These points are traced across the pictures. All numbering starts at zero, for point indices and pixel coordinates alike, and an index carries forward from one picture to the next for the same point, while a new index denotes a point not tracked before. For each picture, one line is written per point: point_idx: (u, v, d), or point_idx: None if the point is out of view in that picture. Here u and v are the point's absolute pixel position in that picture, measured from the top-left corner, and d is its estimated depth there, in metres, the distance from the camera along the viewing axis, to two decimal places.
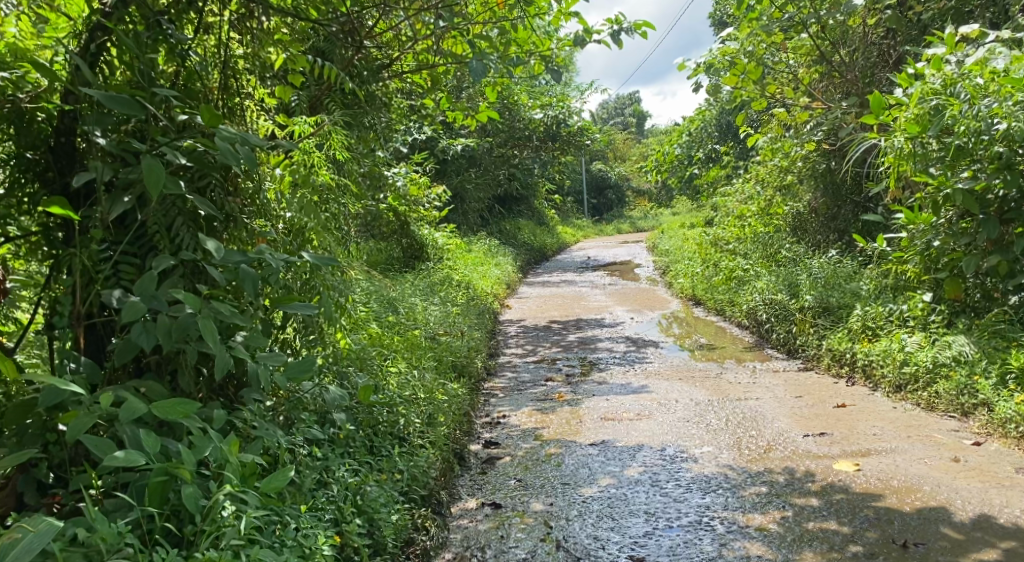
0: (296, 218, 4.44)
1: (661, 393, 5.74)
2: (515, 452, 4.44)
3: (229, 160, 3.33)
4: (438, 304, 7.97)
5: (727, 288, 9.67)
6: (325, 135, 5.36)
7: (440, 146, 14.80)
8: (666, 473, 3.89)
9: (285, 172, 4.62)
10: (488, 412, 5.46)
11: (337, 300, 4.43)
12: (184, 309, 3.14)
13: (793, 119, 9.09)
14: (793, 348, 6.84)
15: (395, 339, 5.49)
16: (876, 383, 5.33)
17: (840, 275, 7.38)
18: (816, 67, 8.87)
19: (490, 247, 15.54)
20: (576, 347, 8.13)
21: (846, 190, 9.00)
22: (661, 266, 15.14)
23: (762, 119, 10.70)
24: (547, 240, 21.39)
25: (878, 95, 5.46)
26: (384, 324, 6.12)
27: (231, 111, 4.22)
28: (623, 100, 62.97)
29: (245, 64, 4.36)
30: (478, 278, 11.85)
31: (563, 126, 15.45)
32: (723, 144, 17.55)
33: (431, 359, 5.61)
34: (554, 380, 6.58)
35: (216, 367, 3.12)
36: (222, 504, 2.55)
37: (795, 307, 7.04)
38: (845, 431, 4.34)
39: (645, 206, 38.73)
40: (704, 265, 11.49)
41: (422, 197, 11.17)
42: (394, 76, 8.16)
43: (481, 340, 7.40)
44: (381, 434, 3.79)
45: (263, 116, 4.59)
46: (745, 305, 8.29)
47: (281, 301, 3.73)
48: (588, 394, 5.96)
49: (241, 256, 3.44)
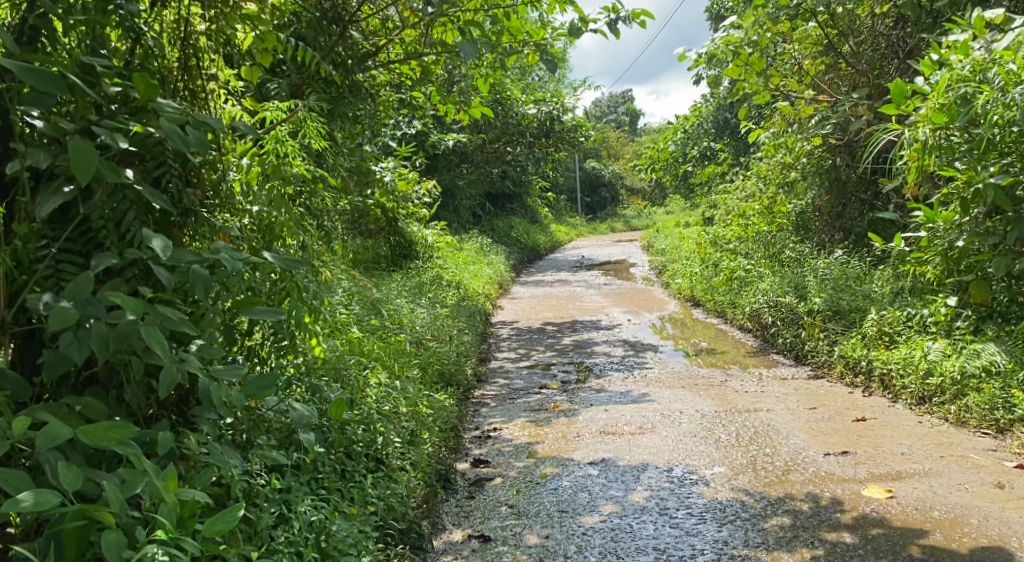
0: (263, 212, 4.04)
1: (664, 403, 5.34)
2: (507, 472, 4.03)
3: (178, 145, 2.88)
4: (426, 305, 7.54)
5: (729, 288, 9.27)
6: (299, 122, 4.95)
7: (430, 141, 14.34)
8: (675, 499, 3.48)
9: (254, 162, 4.22)
10: (478, 424, 5.05)
11: (311, 304, 4.02)
12: (125, 315, 2.70)
13: (797, 113, 8.70)
14: (802, 354, 6.44)
15: (376, 346, 5.07)
16: (896, 395, 4.95)
17: (850, 276, 7.00)
18: (823, 59, 8.48)
19: (481, 246, 15.11)
20: (570, 351, 7.72)
21: (852, 187, 8.63)
22: (658, 265, 14.74)
23: (765, 114, 10.31)
24: (539, 238, 20.95)
25: (899, 84, 5.06)
26: (367, 329, 5.71)
27: (192, 93, 3.83)
28: (616, 98, 62.69)
29: (208, 42, 3.90)
30: (469, 277, 11.40)
31: (557, 122, 15.02)
32: (719, 141, 17.19)
33: (416, 366, 5.20)
34: (548, 388, 6.16)
35: (161, 383, 2.71)
36: (151, 555, 2.10)
37: (804, 310, 6.64)
38: (869, 449, 3.95)
39: (639, 205, 38.37)
40: (704, 265, 11.09)
41: (411, 193, 10.73)
42: (382, 65, 7.73)
43: (471, 344, 6.98)
44: (355, 457, 3.38)
45: (229, 101, 4.19)
46: (748, 307, 7.89)
47: (243, 306, 3.35)
48: (585, 403, 5.55)
49: (194, 255, 3.03)
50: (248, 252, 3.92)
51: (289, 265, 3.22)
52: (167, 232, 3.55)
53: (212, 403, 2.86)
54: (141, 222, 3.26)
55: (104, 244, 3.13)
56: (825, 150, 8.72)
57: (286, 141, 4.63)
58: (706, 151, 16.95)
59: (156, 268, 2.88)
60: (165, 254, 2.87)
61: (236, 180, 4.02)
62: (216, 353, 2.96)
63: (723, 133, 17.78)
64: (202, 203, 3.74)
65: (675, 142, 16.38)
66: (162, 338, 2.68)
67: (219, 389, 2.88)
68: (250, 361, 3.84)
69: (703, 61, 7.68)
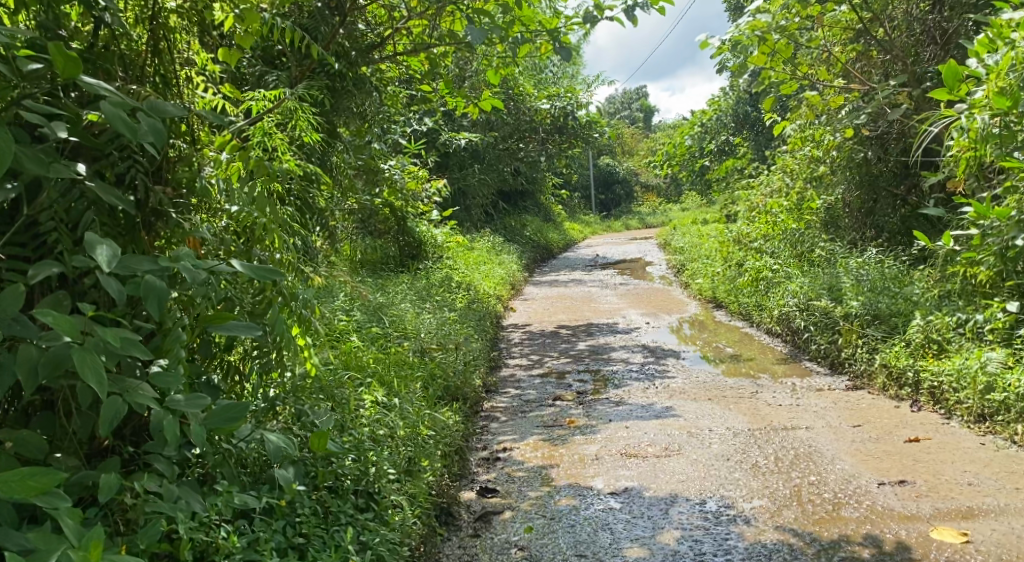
0: (244, 212, 3.57)
1: (691, 419, 4.88)
2: (518, 503, 3.59)
3: (121, 131, 2.43)
4: (432, 309, 7.10)
5: (754, 289, 8.76)
6: (289, 114, 4.52)
7: (441, 139, 13.88)
8: (711, 542, 3.04)
9: (235, 157, 3.79)
10: (486, 443, 4.60)
11: (298, 317, 3.59)
12: (58, 338, 2.29)
13: (826, 104, 8.20)
14: (837, 362, 5.96)
15: (374, 359, 4.63)
16: (951, 411, 4.46)
17: (888, 277, 6.50)
18: (854, 45, 7.98)
19: (493, 245, 14.64)
20: (586, 358, 7.24)
21: (885, 181, 8.11)
22: (676, 263, 14.21)
23: (790, 105, 9.82)
24: (553, 237, 20.44)
25: (952, 66, 4.55)
26: (366, 337, 5.27)
27: (164, 79, 3.43)
28: (630, 95, 61.97)
29: (179, 21, 3.54)
30: (480, 278, 10.94)
31: (571, 118, 14.54)
32: (738, 135, 16.66)
33: (419, 379, 4.76)
34: (563, 399, 5.70)
35: (100, 419, 2.33)
36: None
37: (840, 314, 6.14)
38: (928, 478, 3.49)
39: (653, 202, 37.77)
40: (725, 265, 10.57)
41: (420, 191, 10.29)
42: (386, 57, 7.31)
43: (480, 352, 6.52)
44: (341, 495, 2.95)
45: (205, 88, 3.77)
46: (776, 310, 7.40)
47: (211, 320, 2.92)
48: (603, 418, 5.09)
49: (149, 263, 2.61)
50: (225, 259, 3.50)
51: (258, 278, 2.79)
52: (134, 236, 3.15)
53: (165, 439, 2.46)
54: (99, 223, 2.95)
55: (57, 249, 2.81)
56: (857, 142, 8.14)
57: (274, 133, 4.19)
58: (725, 145, 16.44)
59: (103, 281, 2.48)
60: (111, 262, 2.47)
61: (211, 176, 3.59)
62: (171, 379, 2.56)
63: (742, 126, 17.23)
64: (173, 203, 3.33)
65: (691, 136, 15.87)
66: (101, 368, 2.27)
67: (172, 424, 2.46)
68: (227, 381, 3.42)
69: (726, 48, 7.22)
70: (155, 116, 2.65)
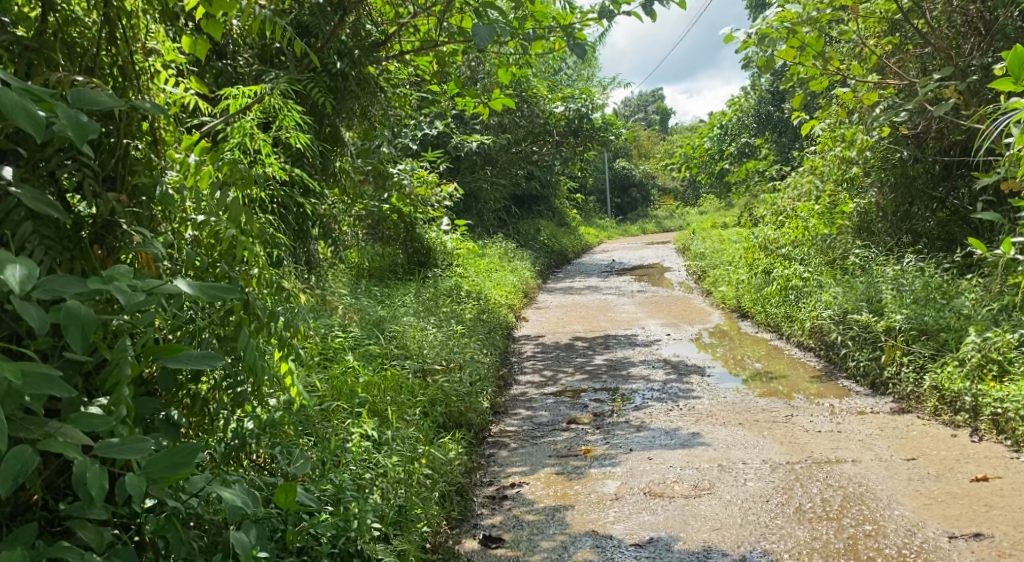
0: (211, 223, 3.15)
1: (721, 447, 4.41)
2: (529, 556, 3.16)
3: (27, 129, 1.98)
4: (437, 322, 6.65)
5: (782, 299, 8.25)
6: (273, 111, 4.09)
7: (453, 143, 13.50)
8: None
9: (205, 160, 3.35)
10: (493, 478, 4.13)
11: (278, 337, 3.20)
12: None
13: (859, 101, 7.72)
14: (879, 382, 5.47)
15: (369, 383, 4.19)
16: (1019, 444, 3.99)
17: (933, 288, 6.00)
18: (890, 39, 7.51)
19: (506, 251, 14.19)
20: (603, 374, 6.74)
21: (922, 184, 7.60)
22: (696, 269, 13.68)
23: (819, 102, 9.32)
24: (568, 242, 19.94)
25: (1015, 55, 4.05)
26: (363, 356, 4.83)
27: (123, 71, 2.99)
28: (645, 99, 61.42)
29: (140, 5, 3.08)
30: (492, 286, 10.48)
31: (585, 119, 14.61)
32: (759, 137, 16.15)
33: (418, 405, 4.32)
34: (578, 422, 5.22)
35: (1, 472, 1.85)
36: None
37: (882, 328, 5.65)
38: (1010, 532, 3.06)
39: (670, 206, 37.12)
40: (749, 272, 10.05)
41: (429, 196, 9.88)
42: (393, 56, 6.89)
43: (489, 369, 6.06)
44: None
45: (167, 82, 3.31)
46: (808, 322, 6.90)
47: (159, 351, 2.48)
48: (622, 445, 4.62)
49: (76, 286, 2.14)
50: (188, 276, 3.07)
51: (208, 298, 2.29)
52: (83, 252, 2.74)
53: (90, 496, 1.98)
54: (36, 241, 2.53)
55: None
56: (893, 141, 7.72)
57: (255, 134, 3.75)
58: (745, 148, 15.93)
59: (18, 307, 2.01)
60: (25, 282, 1.99)
61: (174, 182, 3.14)
62: (97, 423, 2.10)
63: (765, 127, 16.74)
64: (128, 211, 2.89)
65: (711, 138, 15.41)
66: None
67: (99, 474, 2.00)
68: (192, 416, 2.99)
69: (752, 42, 6.73)
70: (81, 109, 2.25)
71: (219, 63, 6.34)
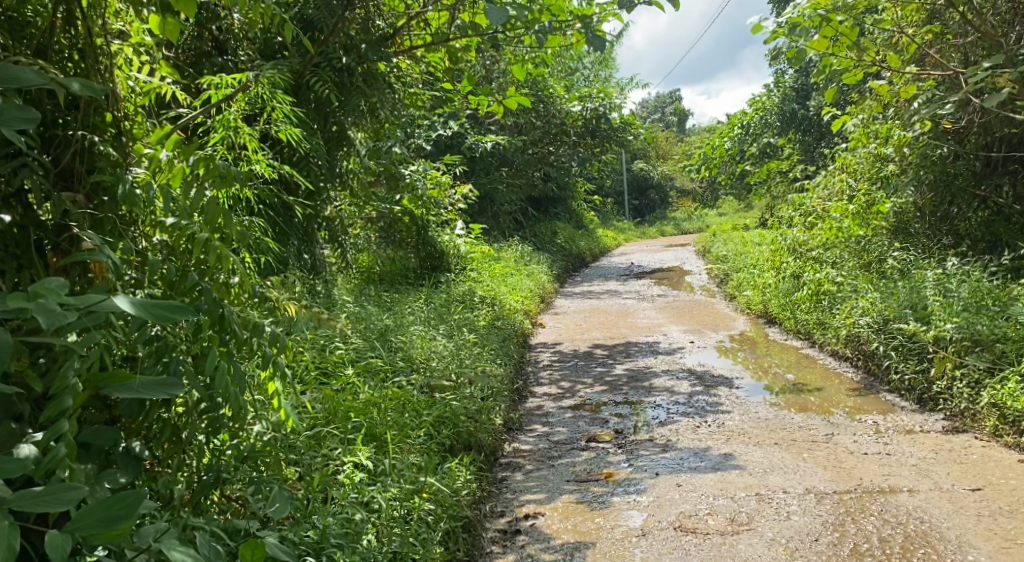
0: (180, 226, 2.71)
1: (758, 472, 3.98)
2: None
3: None
4: (446, 330, 6.26)
5: (814, 305, 7.79)
6: (263, 101, 3.68)
7: (467, 143, 13.11)
8: None
9: (178, 155, 2.94)
10: (505, 508, 3.73)
11: (263, 356, 2.79)
12: None
13: (896, 95, 7.28)
14: (926, 397, 5.04)
15: (368, 402, 3.82)
16: None
17: (984, 294, 5.57)
18: (929, 28, 7.06)
19: (522, 255, 13.75)
20: (624, 385, 6.31)
21: (963, 183, 7.18)
22: (719, 272, 13.24)
23: (851, 96, 8.85)
24: (586, 245, 19.50)
25: None
26: (364, 370, 4.45)
27: (83, 55, 2.60)
28: (662, 101, 60.78)
29: None
30: (507, 291, 10.07)
31: (604, 120, 14.16)
32: (782, 136, 15.69)
33: (422, 425, 3.94)
34: (598, 440, 4.81)
35: None
36: None
37: (931, 338, 5.23)
38: None
39: (689, 207, 36.53)
40: (776, 276, 9.60)
41: (442, 197, 9.49)
42: (403, 52, 6.50)
43: (503, 381, 5.68)
44: None
45: (137, 68, 2.91)
46: (842, 330, 6.48)
47: (107, 379, 2.07)
48: (645, 467, 4.21)
49: None
50: (156, 288, 2.67)
51: (154, 320, 1.88)
52: (32, 262, 2.38)
53: None
54: None
55: None
56: (933, 136, 7.27)
57: (241, 127, 3.36)
58: (768, 148, 15.49)
59: None
60: None
61: (141, 179, 2.73)
62: (14, 468, 1.73)
63: (788, 126, 16.27)
64: (86, 214, 2.53)
65: (732, 138, 14.99)
66: None
67: (6, 533, 1.68)
68: (164, 447, 2.62)
69: (782, 32, 6.26)
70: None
71: (216, 58, 5.97)
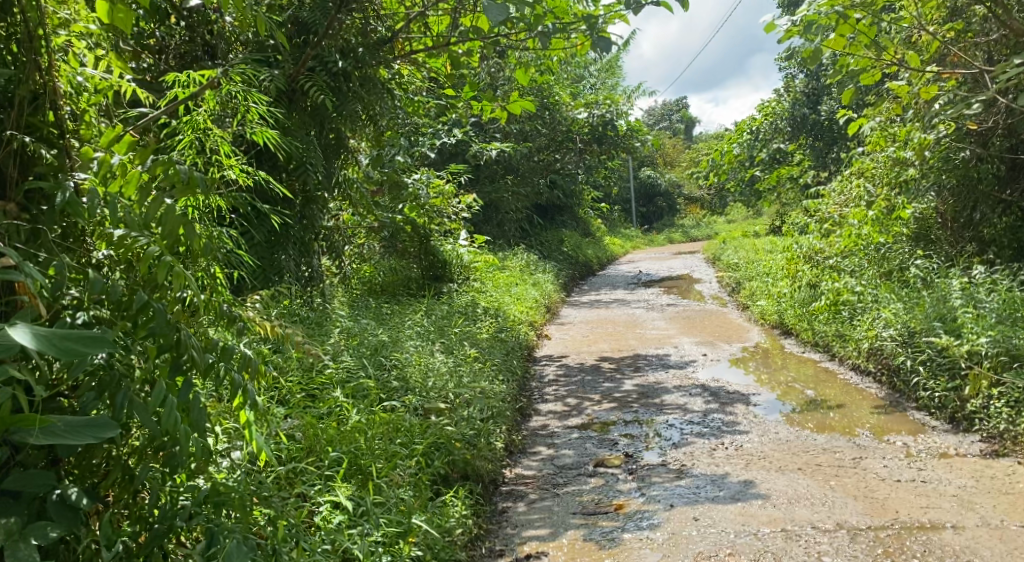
0: (130, 239, 2.34)
1: (783, 503, 3.64)
2: None
3: None
4: (445, 345, 5.93)
5: (833, 315, 7.43)
6: (240, 103, 3.36)
7: (471, 151, 12.76)
8: None
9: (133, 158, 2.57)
10: (505, 545, 3.42)
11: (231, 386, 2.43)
12: None
13: (916, 97, 6.93)
14: (959, 417, 4.70)
15: (353, 429, 3.52)
16: None
17: (1016, 305, 5.23)
18: (952, 25, 6.72)
19: (528, 264, 13.38)
20: (634, 402, 5.96)
21: (987, 186, 6.83)
22: (730, 281, 12.89)
23: (867, 98, 8.50)
24: (594, 253, 19.12)
25: None
26: (354, 392, 4.11)
27: (19, 45, 2.25)
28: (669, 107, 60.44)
29: None
30: (512, 301, 9.71)
31: (611, 127, 13.84)
32: (793, 141, 15.38)
33: (412, 454, 3.65)
34: (606, 464, 4.47)
35: None
36: None
37: (964, 354, 4.89)
38: None
39: (697, 215, 36.15)
40: (792, 285, 9.24)
41: (445, 205, 9.15)
42: (402, 56, 6.21)
43: (505, 400, 5.33)
44: None
45: (85, 57, 2.55)
46: (864, 342, 6.14)
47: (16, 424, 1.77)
48: (659, 497, 3.87)
49: None
50: (102, 309, 2.31)
51: (63, 354, 1.71)
52: None
53: None
54: None
55: None
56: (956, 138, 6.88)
57: (212, 129, 3.01)
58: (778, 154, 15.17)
59: None
60: None
61: (86, 187, 2.35)
62: None
63: (800, 130, 15.93)
64: (14, 225, 2.19)
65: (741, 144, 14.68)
66: None
67: None
68: (112, 491, 2.29)
69: (798, 30, 5.91)
70: None
71: (207, 63, 5.47)
